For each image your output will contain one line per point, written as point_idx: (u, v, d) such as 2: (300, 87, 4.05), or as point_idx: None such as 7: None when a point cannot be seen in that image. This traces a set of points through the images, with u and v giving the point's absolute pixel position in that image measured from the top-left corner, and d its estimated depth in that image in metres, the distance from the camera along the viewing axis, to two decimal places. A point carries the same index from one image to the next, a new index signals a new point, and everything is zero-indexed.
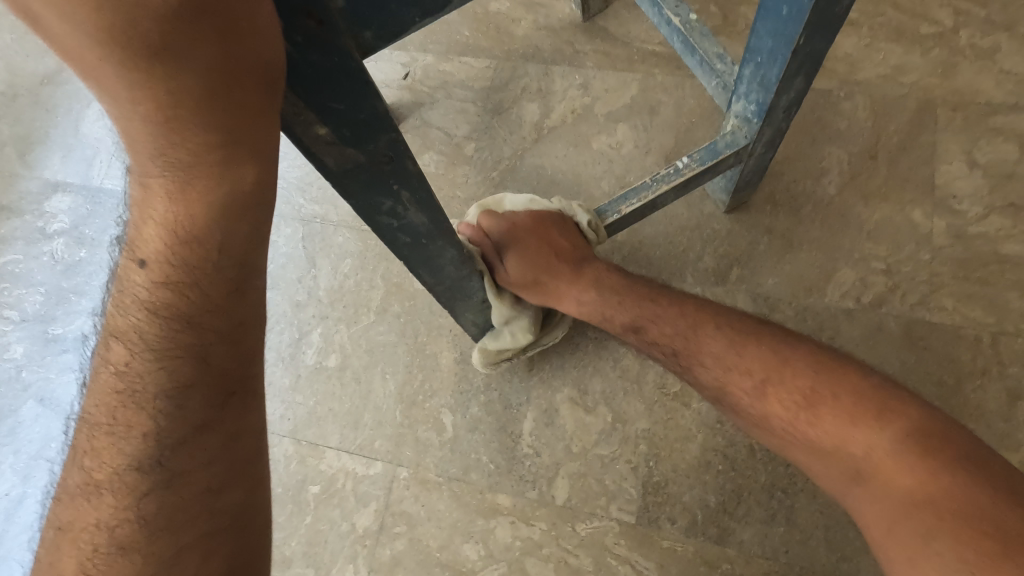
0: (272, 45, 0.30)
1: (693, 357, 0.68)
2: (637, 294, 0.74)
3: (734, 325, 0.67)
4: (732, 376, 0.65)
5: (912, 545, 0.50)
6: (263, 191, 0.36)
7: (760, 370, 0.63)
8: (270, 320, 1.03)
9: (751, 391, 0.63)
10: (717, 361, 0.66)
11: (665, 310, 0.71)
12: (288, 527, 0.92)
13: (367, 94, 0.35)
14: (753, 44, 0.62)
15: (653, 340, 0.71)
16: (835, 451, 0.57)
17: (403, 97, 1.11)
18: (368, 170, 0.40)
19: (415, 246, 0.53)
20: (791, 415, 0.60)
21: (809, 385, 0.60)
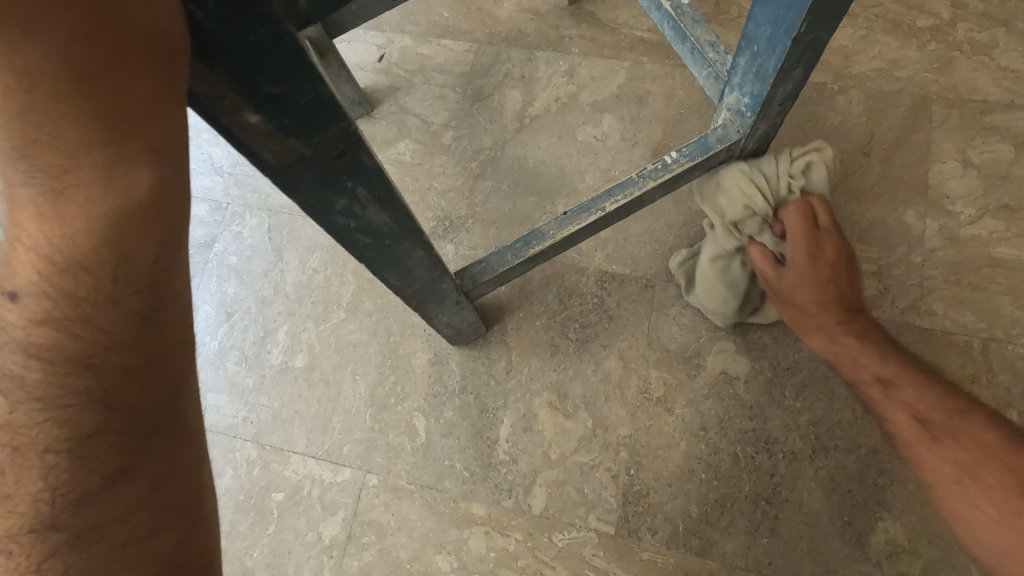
0: (159, 10, 0.23)
1: (946, 434, 0.61)
2: (902, 359, 0.70)
3: (976, 407, 0.63)
4: (982, 462, 0.58)
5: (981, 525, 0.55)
6: (164, 197, 0.31)
7: (1012, 457, 0.57)
8: (233, 316, 0.97)
9: (1012, 487, 0.55)
10: (978, 444, 0.59)
11: (929, 382, 0.67)
12: (251, 536, 0.87)
13: (309, 77, 0.28)
14: (750, 31, 0.57)
15: (904, 402, 0.66)
16: (956, 464, 0.59)
17: (378, 80, 1.05)
18: (317, 165, 0.34)
19: (379, 248, 0.47)
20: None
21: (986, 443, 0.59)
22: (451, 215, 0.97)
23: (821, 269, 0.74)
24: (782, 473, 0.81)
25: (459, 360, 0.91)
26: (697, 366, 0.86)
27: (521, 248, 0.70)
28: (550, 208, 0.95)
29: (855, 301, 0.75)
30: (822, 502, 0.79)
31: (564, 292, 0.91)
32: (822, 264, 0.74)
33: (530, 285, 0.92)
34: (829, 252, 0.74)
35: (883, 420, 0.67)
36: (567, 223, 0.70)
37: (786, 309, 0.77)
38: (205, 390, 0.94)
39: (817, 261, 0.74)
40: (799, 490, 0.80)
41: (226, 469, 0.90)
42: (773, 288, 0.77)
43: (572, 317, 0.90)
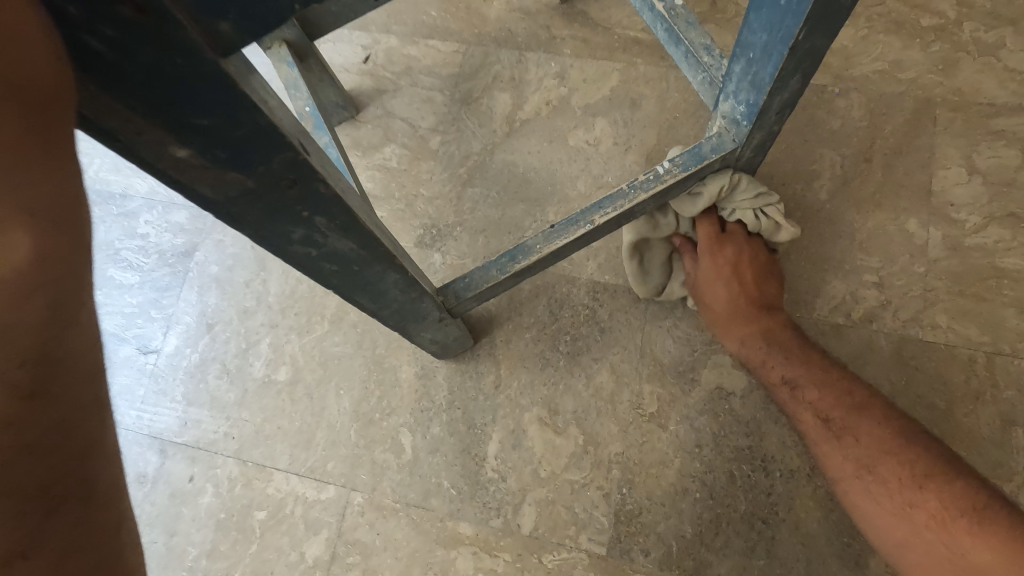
0: (33, 55, 0.21)
1: (846, 432, 0.67)
2: (810, 357, 0.73)
3: (887, 412, 0.66)
4: (877, 459, 0.64)
5: (880, 518, 0.62)
6: (51, 256, 0.26)
7: (904, 450, 0.63)
8: (215, 328, 0.94)
9: (903, 480, 0.61)
10: (874, 441, 0.65)
11: (832, 380, 0.70)
12: (232, 556, 0.84)
13: (241, 108, 0.25)
14: (745, 37, 0.54)
15: (808, 401, 0.70)
16: (851, 459, 0.65)
17: (363, 83, 1.01)
18: (266, 197, 0.31)
19: (347, 274, 0.45)
20: (946, 515, 0.57)
21: (883, 440, 0.64)
22: (438, 223, 0.94)
23: (728, 271, 0.78)
24: (778, 492, 0.78)
25: (446, 373, 0.88)
26: (692, 380, 0.83)
27: (507, 264, 0.68)
28: (540, 215, 0.92)
29: (769, 300, 0.78)
30: (819, 522, 0.76)
31: (554, 303, 0.88)
32: (725, 265, 0.78)
33: (520, 296, 0.89)
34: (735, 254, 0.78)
35: (794, 420, 0.72)
36: (555, 237, 0.67)
37: (705, 312, 0.81)
38: (186, 405, 0.91)
39: (720, 263, 0.78)
40: (796, 509, 0.78)
41: (207, 486, 0.88)
42: (694, 289, 0.81)
43: (563, 330, 0.87)
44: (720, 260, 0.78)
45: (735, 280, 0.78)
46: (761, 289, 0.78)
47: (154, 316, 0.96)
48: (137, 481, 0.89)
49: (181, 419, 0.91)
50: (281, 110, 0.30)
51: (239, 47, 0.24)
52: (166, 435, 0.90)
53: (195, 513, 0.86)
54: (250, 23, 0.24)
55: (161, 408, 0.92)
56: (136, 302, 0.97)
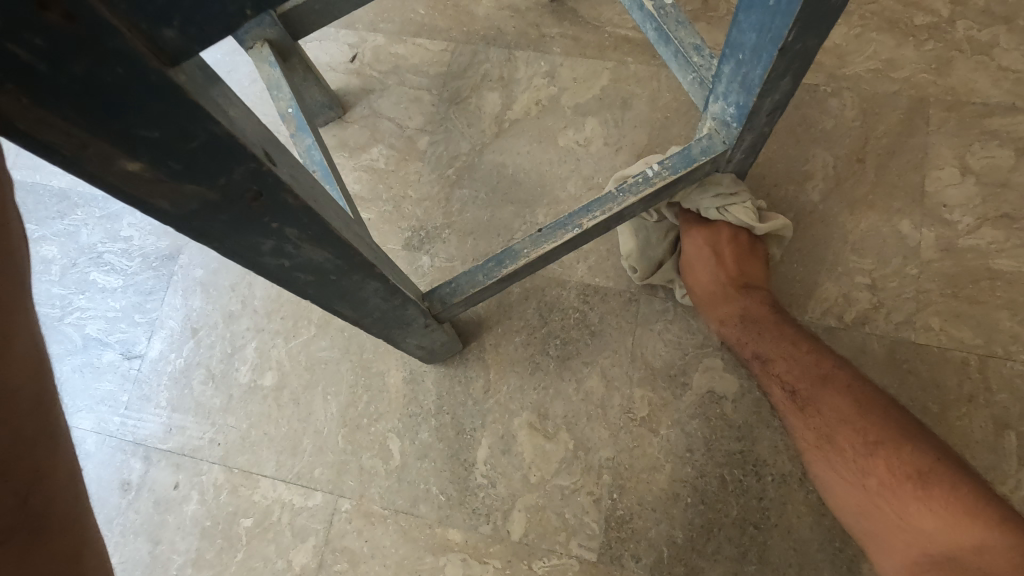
0: None
1: (810, 403, 0.69)
2: (781, 331, 0.74)
3: (851, 383, 0.68)
4: (837, 429, 0.66)
5: (836, 483, 0.65)
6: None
7: (862, 420, 0.65)
8: (199, 332, 0.93)
9: (859, 450, 0.64)
10: (834, 412, 0.67)
11: (801, 353, 0.71)
12: (217, 564, 0.83)
13: (194, 117, 0.24)
14: (734, 37, 0.53)
15: (777, 375, 0.72)
16: (814, 429, 0.68)
17: (350, 82, 0.99)
18: (229, 210, 0.30)
19: (323, 284, 0.43)
20: (895, 482, 0.61)
21: (844, 411, 0.66)
22: (426, 225, 0.92)
23: (705, 250, 0.79)
24: (770, 496, 0.77)
25: (435, 378, 0.87)
26: (683, 384, 0.82)
27: (493, 268, 0.66)
28: (530, 217, 0.91)
29: (746, 276, 0.79)
30: (811, 527, 0.76)
31: (544, 306, 0.87)
32: (703, 245, 0.79)
33: (509, 299, 0.88)
34: (714, 234, 0.78)
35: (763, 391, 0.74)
36: (543, 241, 0.65)
37: (685, 289, 0.82)
38: (171, 410, 0.90)
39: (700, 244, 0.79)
40: (788, 514, 0.77)
41: (192, 494, 0.86)
42: (676, 269, 0.83)
43: (553, 333, 0.86)
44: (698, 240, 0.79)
45: (712, 258, 0.78)
46: (739, 265, 0.78)
47: (138, 320, 0.94)
48: (121, 489, 0.87)
49: (165, 425, 0.89)
50: (243, 118, 0.28)
51: (187, 54, 0.23)
52: (150, 441, 0.89)
53: (180, 521, 0.85)
54: (195, 28, 0.23)
55: (145, 414, 0.90)
56: (119, 307, 0.95)
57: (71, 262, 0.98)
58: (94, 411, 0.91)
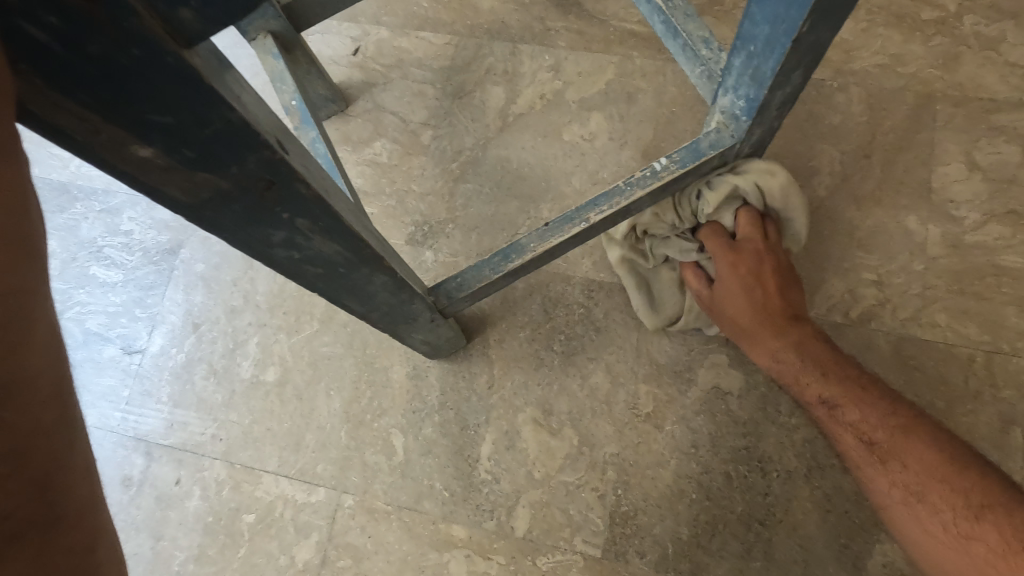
0: None
1: (891, 455, 0.63)
2: (847, 373, 0.70)
3: (939, 436, 0.63)
4: (927, 486, 0.60)
5: (930, 546, 0.59)
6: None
7: (956, 478, 0.59)
8: (201, 328, 0.92)
9: (960, 511, 0.57)
10: (921, 465, 0.61)
11: (872, 398, 0.67)
12: (220, 561, 0.83)
13: (209, 103, 0.23)
14: (746, 29, 0.52)
15: (848, 423, 0.67)
16: (897, 483, 0.62)
17: (353, 75, 0.99)
18: (241, 200, 0.29)
19: (333, 277, 0.43)
20: (1009, 552, 0.52)
21: (932, 463, 0.61)
22: (430, 220, 0.92)
23: (753, 283, 0.75)
24: (776, 493, 0.77)
25: (438, 373, 0.86)
26: (688, 380, 0.82)
27: (500, 263, 0.66)
28: (534, 212, 0.90)
29: (796, 310, 0.75)
30: (817, 524, 0.75)
31: (549, 302, 0.87)
32: (751, 278, 0.74)
33: (513, 295, 0.88)
34: (756, 265, 0.74)
35: (833, 440, 0.69)
36: (550, 236, 0.65)
37: (726, 325, 0.77)
38: (172, 406, 0.89)
39: (744, 275, 0.74)
40: (794, 511, 0.76)
41: (194, 490, 0.86)
42: (707, 306, 0.78)
43: (557, 329, 0.86)
44: (744, 273, 0.74)
45: (760, 292, 0.75)
46: (786, 297, 0.75)
47: (139, 315, 0.94)
48: (122, 484, 0.87)
49: (167, 421, 0.89)
50: (257, 105, 0.28)
51: (202, 37, 0.22)
52: (152, 437, 0.88)
53: (182, 517, 0.85)
54: (213, 10, 0.22)
55: (146, 409, 0.90)
56: (119, 301, 0.94)
57: (70, 256, 0.97)
58: (95, 407, 0.91)
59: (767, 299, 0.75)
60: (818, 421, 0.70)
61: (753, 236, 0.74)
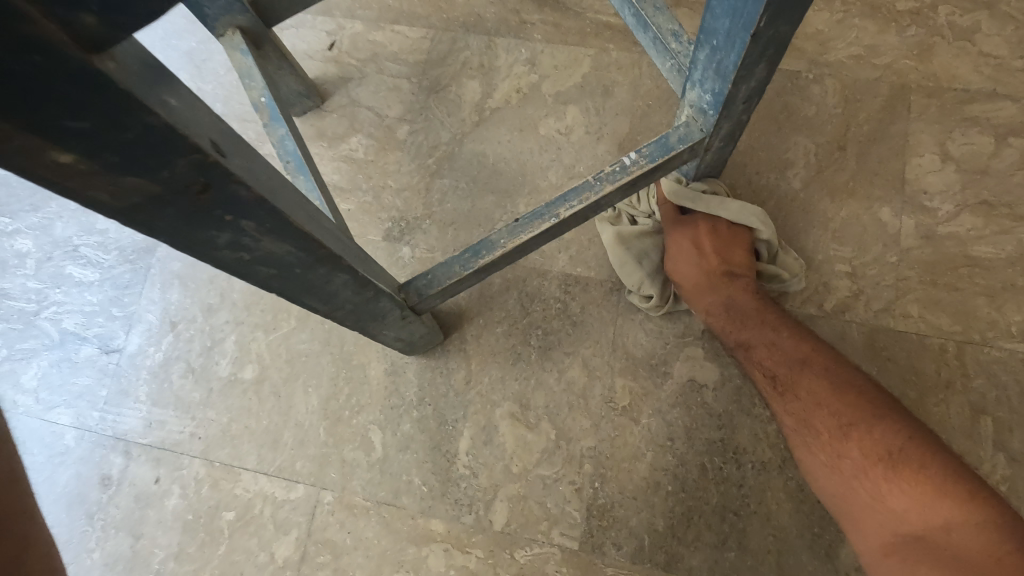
0: None
1: (789, 388, 0.70)
2: (764, 317, 0.75)
3: (834, 367, 0.70)
4: (812, 412, 0.68)
5: (818, 468, 0.66)
6: None
7: (837, 403, 0.67)
8: (178, 327, 0.92)
9: (833, 432, 0.65)
10: (811, 395, 0.68)
11: (781, 338, 0.73)
12: (199, 558, 0.83)
13: (128, 106, 0.23)
14: (708, 23, 0.52)
15: (757, 361, 0.73)
16: (794, 412, 0.69)
17: (328, 70, 0.98)
18: (175, 203, 0.29)
19: (289, 278, 0.42)
20: (869, 464, 0.62)
21: (822, 394, 0.68)
22: (407, 216, 0.91)
23: (689, 246, 0.80)
24: (750, 484, 0.78)
25: (416, 369, 0.86)
26: (664, 373, 0.82)
27: (470, 259, 0.66)
28: (511, 207, 0.90)
29: (732, 267, 0.78)
30: (790, 514, 0.76)
31: (525, 297, 0.87)
32: (687, 239, 0.80)
33: (490, 290, 0.88)
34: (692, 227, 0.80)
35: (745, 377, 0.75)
36: (520, 231, 0.65)
37: (670, 280, 0.82)
38: (150, 405, 0.89)
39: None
40: (768, 502, 0.77)
41: (174, 488, 0.86)
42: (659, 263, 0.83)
43: (534, 324, 0.86)
44: (681, 235, 0.81)
45: (695, 250, 0.80)
46: (725, 253, 0.79)
47: (115, 314, 0.93)
48: (101, 484, 0.87)
49: (145, 420, 0.89)
50: (188, 107, 0.27)
51: (109, 40, 0.22)
52: (130, 436, 0.88)
53: (161, 515, 0.85)
54: (118, 15, 0.22)
55: (124, 409, 0.89)
56: (95, 301, 0.94)
57: (45, 256, 0.96)
58: (73, 406, 0.90)
59: (702, 255, 0.79)
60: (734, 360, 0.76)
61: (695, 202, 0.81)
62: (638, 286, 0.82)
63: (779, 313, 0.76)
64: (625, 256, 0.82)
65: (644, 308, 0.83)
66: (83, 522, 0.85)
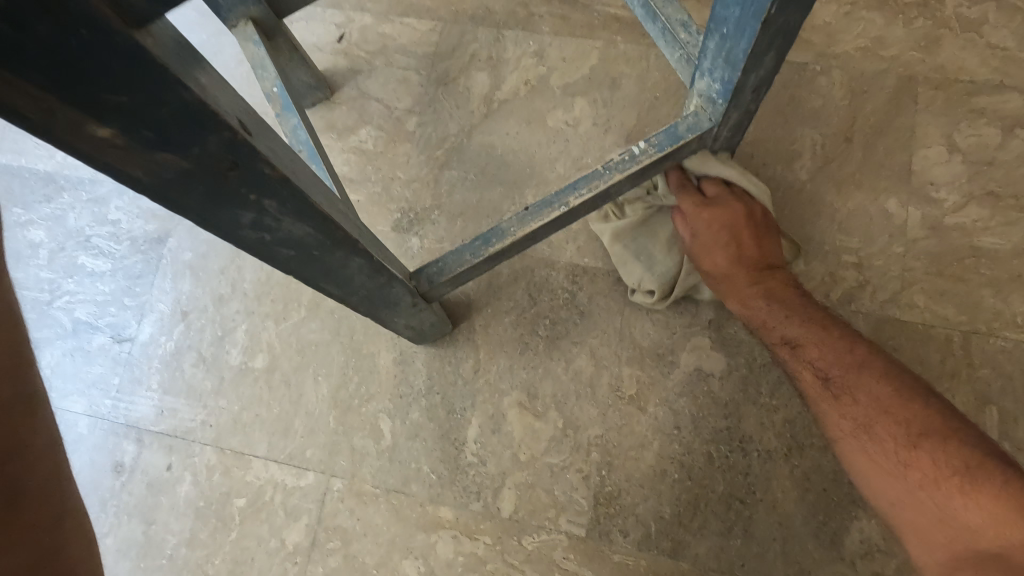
0: None
1: (845, 391, 0.66)
2: (814, 316, 0.72)
3: (896, 373, 0.65)
4: (876, 418, 0.63)
5: (876, 474, 0.62)
6: None
7: (903, 410, 0.62)
8: (189, 317, 0.93)
9: (899, 440, 0.61)
10: (873, 400, 0.64)
11: (833, 339, 0.70)
12: (211, 544, 0.84)
13: (165, 82, 0.24)
14: (719, 12, 0.53)
15: (808, 361, 0.70)
16: (850, 415, 0.65)
17: (338, 63, 0.99)
18: (204, 181, 0.30)
19: (307, 260, 0.43)
20: (940, 474, 0.57)
21: (886, 399, 0.64)
22: (415, 207, 0.92)
23: (724, 239, 0.76)
24: (756, 472, 0.79)
25: (425, 359, 0.87)
26: (671, 363, 0.83)
27: (480, 247, 0.66)
28: (519, 198, 0.91)
29: (767, 258, 0.78)
30: (796, 502, 0.77)
31: (533, 287, 0.88)
32: (722, 231, 0.76)
33: (498, 280, 0.89)
34: (722, 214, 0.76)
35: (793, 379, 0.71)
36: (529, 220, 0.65)
37: (701, 274, 0.79)
38: (162, 393, 0.90)
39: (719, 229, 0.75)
40: (774, 490, 0.78)
41: (185, 475, 0.87)
42: (687, 254, 0.79)
43: (542, 314, 0.87)
44: (714, 225, 0.76)
45: (732, 244, 0.76)
46: (760, 245, 0.77)
47: (127, 304, 0.94)
48: (114, 471, 0.88)
49: (157, 408, 0.90)
50: (219, 87, 0.28)
51: (150, 17, 0.23)
52: (142, 424, 0.89)
53: (173, 502, 0.86)
54: None
55: (137, 397, 0.91)
56: (108, 290, 0.95)
57: (58, 246, 0.97)
58: (86, 395, 0.91)
59: (740, 250, 0.77)
60: (779, 359, 0.73)
61: (722, 191, 0.77)
62: (638, 283, 0.82)
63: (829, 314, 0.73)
64: (624, 254, 0.83)
65: (647, 303, 0.83)
66: (97, 509, 0.87)
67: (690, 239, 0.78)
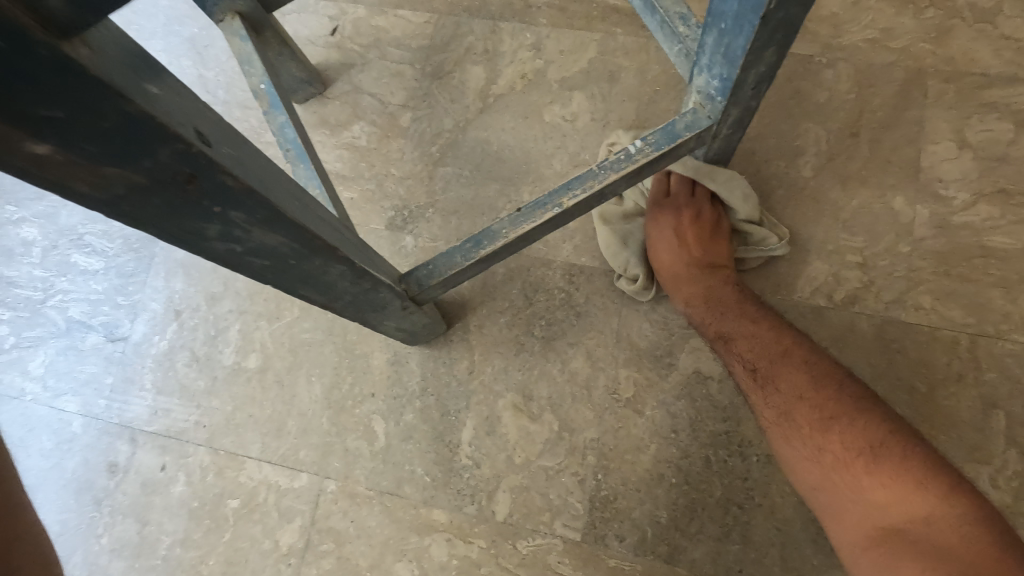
0: None
1: (769, 380, 0.70)
2: (745, 310, 0.75)
3: (812, 360, 0.70)
4: (794, 405, 0.67)
5: (795, 458, 0.65)
6: None
7: (817, 396, 0.67)
8: (182, 316, 0.92)
9: (813, 425, 0.65)
10: (793, 388, 0.68)
11: (761, 331, 0.73)
12: (205, 545, 0.84)
13: (104, 94, 0.23)
14: (716, 6, 0.51)
15: (738, 353, 0.73)
16: (773, 402, 0.68)
17: (330, 56, 0.96)
18: (162, 194, 0.29)
19: (283, 269, 0.42)
20: (848, 456, 0.62)
21: (803, 386, 0.68)
22: (409, 204, 0.90)
23: (671, 237, 0.80)
24: (755, 477, 0.77)
25: (419, 360, 0.86)
26: (669, 365, 0.81)
27: (471, 249, 0.65)
28: (514, 196, 0.89)
29: (713, 258, 0.79)
30: (796, 506, 0.75)
31: (529, 287, 0.86)
32: (670, 231, 0.81)
33: (493, 279, 0.87)
34: (674, 217, 0.81)
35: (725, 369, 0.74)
36: (521, 221, 0.64)
37: (651, 268, 0.82)
38: (155, 393, 0.90)
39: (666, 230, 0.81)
40: (773, 495, 0.76)
41: (179, 475, 0.86)
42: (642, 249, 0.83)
43: (538, 314, 0.85)
44: (664, 225, 0.81)
45: (676, 241, 0.80)
46: (705, 245, 0.79)
47: (120, 303, 0.93)
48: (108, 471, 0.87)
49: (151, 408, 0.89)
50: (173, 97, 0.27)
51: (79, 25, 0.21)
52: (136, 424, 0.89)
53: (167, 502, 0.85)
54: None
55: (130, 397, 0.90)
56: (100, 289, 0.94)
57: (51, 244, 0.96)
58: (80, 394, 0.91)
59: (684, 247, 0.79)
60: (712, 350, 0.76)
61: (679, 193, 0.82)
62: (624, 266, 0.82)
63: (761, 305, 0.76)
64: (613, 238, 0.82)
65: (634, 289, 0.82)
66: (90, 509, 0.86)
67: (647, 237, 0.83)
